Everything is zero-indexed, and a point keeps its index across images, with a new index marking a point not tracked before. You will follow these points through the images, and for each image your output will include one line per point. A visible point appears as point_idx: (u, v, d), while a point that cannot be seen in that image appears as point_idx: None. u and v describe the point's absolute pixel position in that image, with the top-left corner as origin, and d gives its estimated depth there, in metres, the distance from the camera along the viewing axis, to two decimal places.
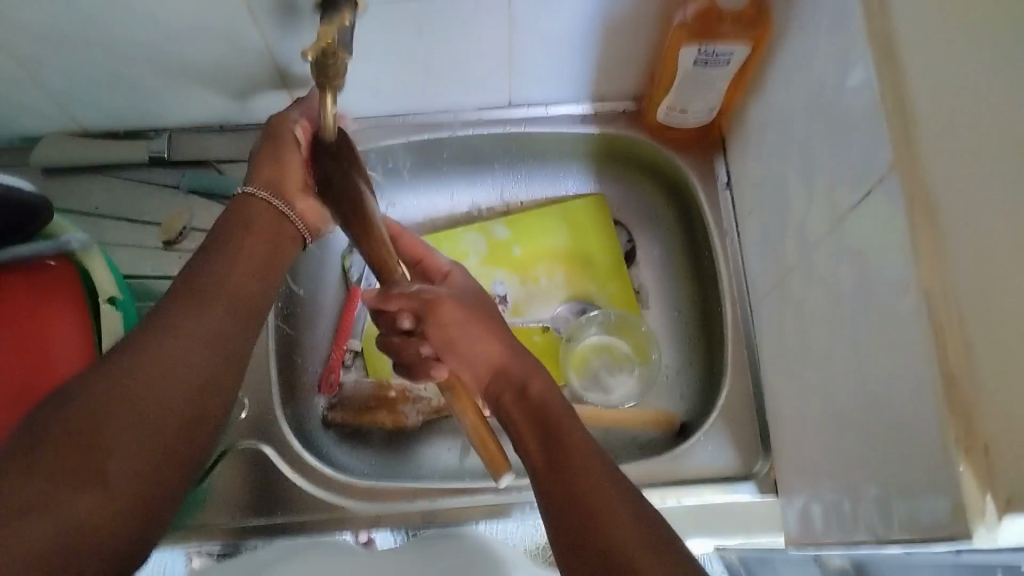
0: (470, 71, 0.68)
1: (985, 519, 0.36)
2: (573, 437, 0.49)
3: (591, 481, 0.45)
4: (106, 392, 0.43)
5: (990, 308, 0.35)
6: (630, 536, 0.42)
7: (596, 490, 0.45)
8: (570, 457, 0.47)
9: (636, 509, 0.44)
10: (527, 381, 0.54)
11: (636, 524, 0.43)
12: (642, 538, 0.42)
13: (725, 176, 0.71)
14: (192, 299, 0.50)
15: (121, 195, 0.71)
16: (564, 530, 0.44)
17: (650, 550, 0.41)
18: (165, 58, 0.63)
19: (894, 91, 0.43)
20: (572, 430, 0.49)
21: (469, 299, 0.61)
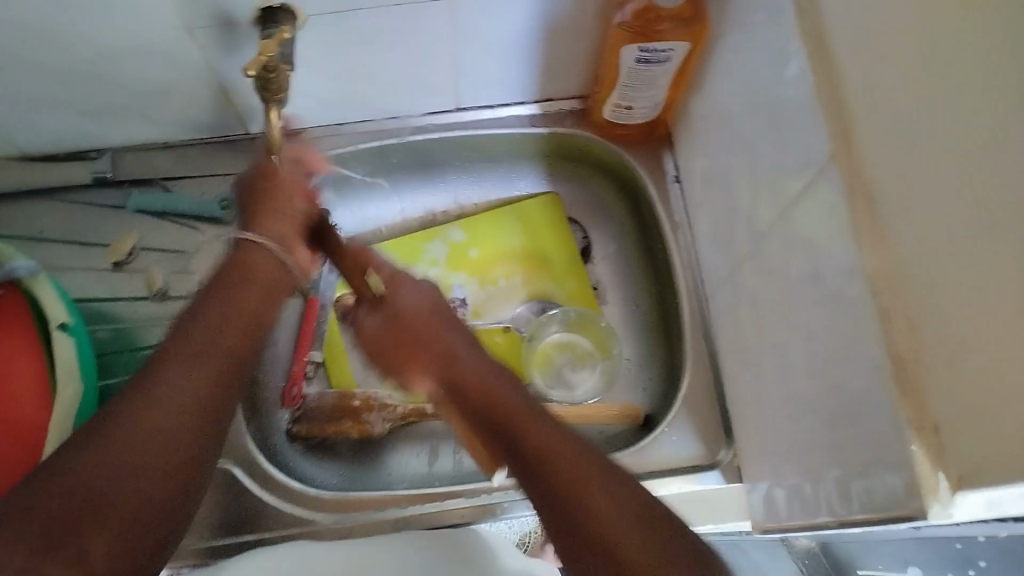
0: (415, 77, 0.67)
1: (939, 496, 0.37)
2: (521, 417, 0.48)
3: (557, 448, 0.44)
4: (105, 441, 0.38)
5: (934, 292, 0.36)
6: (618, 502, 0.41)
7: (557, 460, 0.43)
8: (524, 426, 0.47)
9: (606, 469, 0.43)
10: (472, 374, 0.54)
11: (610, 488, 0.42)
12: (619, 494, 0.41)
13: (674, 170, 0.72)
14: (191, 327, 0.45)
15: (65, 219, 0.70)
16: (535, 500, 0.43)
17: (635, 515, 0.40)
18: (104, 78, 0.62)
19: (827, 84, 0.44)
20: (516, 409, 0.49)
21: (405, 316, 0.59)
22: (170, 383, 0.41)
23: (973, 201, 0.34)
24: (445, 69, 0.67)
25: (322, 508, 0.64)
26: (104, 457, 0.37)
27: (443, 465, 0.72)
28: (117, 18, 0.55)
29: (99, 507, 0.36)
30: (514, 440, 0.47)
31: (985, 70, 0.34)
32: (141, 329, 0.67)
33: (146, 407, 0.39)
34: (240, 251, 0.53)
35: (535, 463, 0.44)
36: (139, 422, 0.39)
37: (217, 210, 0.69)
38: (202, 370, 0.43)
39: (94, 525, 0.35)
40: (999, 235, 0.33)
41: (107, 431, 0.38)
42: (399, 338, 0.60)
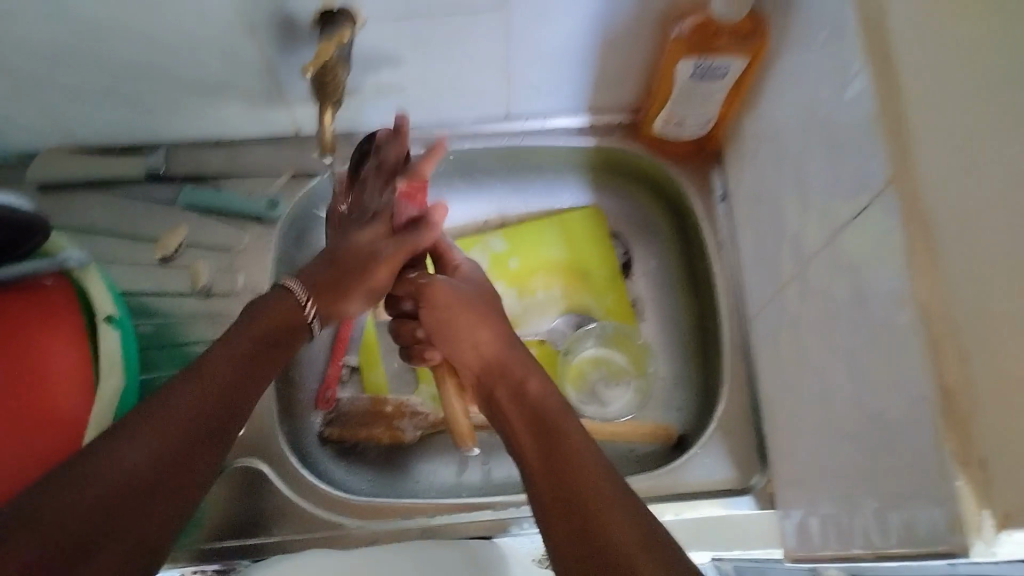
0: (467, 84, 0.68)
1: (982, 533, 0.36)
2: (571, 441, 0.49)
3: (586, 474, 0.46)
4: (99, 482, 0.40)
5: (986, 320, 0.36)
6: (623, 532, 0.42)
7: (588, 483, 0.45)
8: (569, 461, 0.47)
9: (630, 509, 0.43)
10: (525, 380, 0.56)
11: (632, 530, 0.42)
12: (635, 530, 0.42)
13: (721, 189, 0.71)
14: (188, 383, 0.47)
15: (117, 211, 0.71)
16: (561, 528, 0.44)
17: (646, 548, 0.41)
18: (166, 73, 0.63)
19: (888, 104, 0.43)
20: (572, 434, 0.50)
21: (466, 288, 0.64)
22: (147, 434, 0.43)
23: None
24: (496, 76, 0.67)
25: (347, 509, 0.64)
26: (118, 475, 0.41)
27: (472, 476, 0.72)
28: (179, 13, 0.56)
29: (82, 545, 0.39)
30: (557, 472, 0.47)
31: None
32: (183, 324, 0.68)
33: (165, 426, 0.44)
34: (275, 295, 0.57)
35: (578, 494, 0.45)
36: (162, 446, 0.43)
37: (264, 210, 0.70)
38: (174, 432, 0.44)
39: (105, 541, 0.40)
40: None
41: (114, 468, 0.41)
42: (439, 315, 0.62)
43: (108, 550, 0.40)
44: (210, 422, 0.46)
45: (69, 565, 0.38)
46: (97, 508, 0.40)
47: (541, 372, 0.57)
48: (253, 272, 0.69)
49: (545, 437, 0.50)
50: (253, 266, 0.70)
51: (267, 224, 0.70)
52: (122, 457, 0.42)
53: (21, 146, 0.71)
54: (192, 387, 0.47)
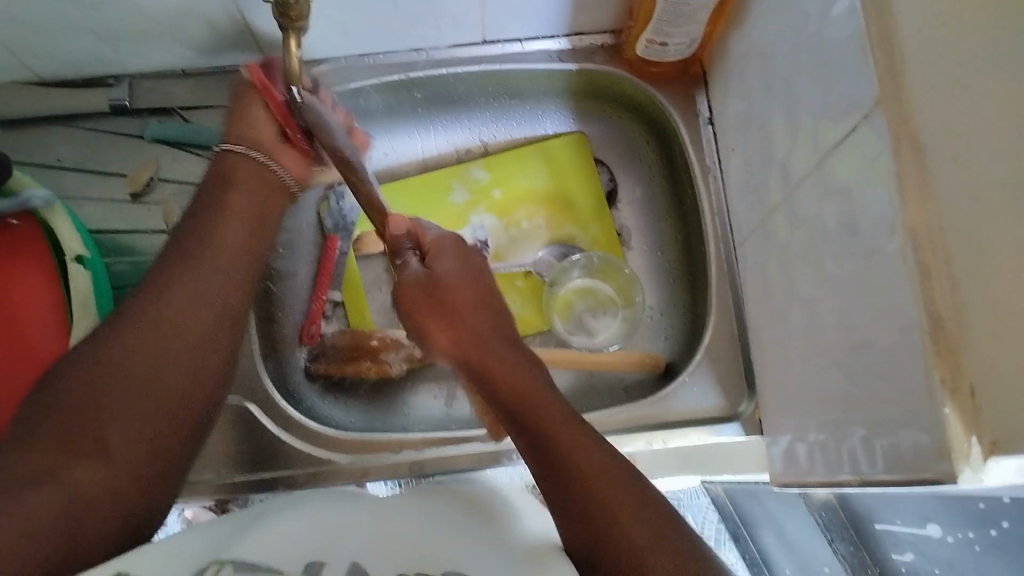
0: (440, 6, 0.65)
1: (970, 461, 0.35)
2: (553, 420, 0.46)
3: (561, 433, 0.45)
4: (168, 303, 0.47)
5: (977, 247, 0.34)
6: (610, 488, 0.42)
7: (563, 442, 0.44)
8: (548, 428, 0.46)
9: (624, 479, 0.43)
10: (482, 333, 0.52)
11: (626, 492, 0.42)
12: (620, 486, 0.42)
13: (708, 112, 0.69)
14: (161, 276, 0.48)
15: (83, 147, 0.69)
16: (555, 505, 0.43)
17: (622, 488, 0.42)
18: (122, 1, 0.60)
19: (877, 20, 0.41)
20: (554, 416, 0.46)
21: (442, 274, 0.54)
22: (170, 289, 0.48)
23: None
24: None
25: (336, 445, 0.64)
26: (123, 350, 0.44)
27: (460, 408, 0.72)
28: None
29: (102, 408, 0.42)
30: (541, 446, 0.45)
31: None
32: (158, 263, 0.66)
33: (165, 297, 0.47)
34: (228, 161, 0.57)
35: (560, 461, 0.44)
36: (162, 314, 0.47)
37: None
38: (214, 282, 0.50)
39: (77, 456, 0.40)
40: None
41: (137, 321, 0.46)
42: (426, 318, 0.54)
43: (128, 414, 0.42)
44: (202, 312, 0.48)
45: (42, 479, 0.38)
46: (128, 368, 0.44)
47: (518, 358, 0.50)
48: None
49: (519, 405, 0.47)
50: None
51: None
52: (97, 358, 0.43)
53: None
54: (161, 286, 0.48)
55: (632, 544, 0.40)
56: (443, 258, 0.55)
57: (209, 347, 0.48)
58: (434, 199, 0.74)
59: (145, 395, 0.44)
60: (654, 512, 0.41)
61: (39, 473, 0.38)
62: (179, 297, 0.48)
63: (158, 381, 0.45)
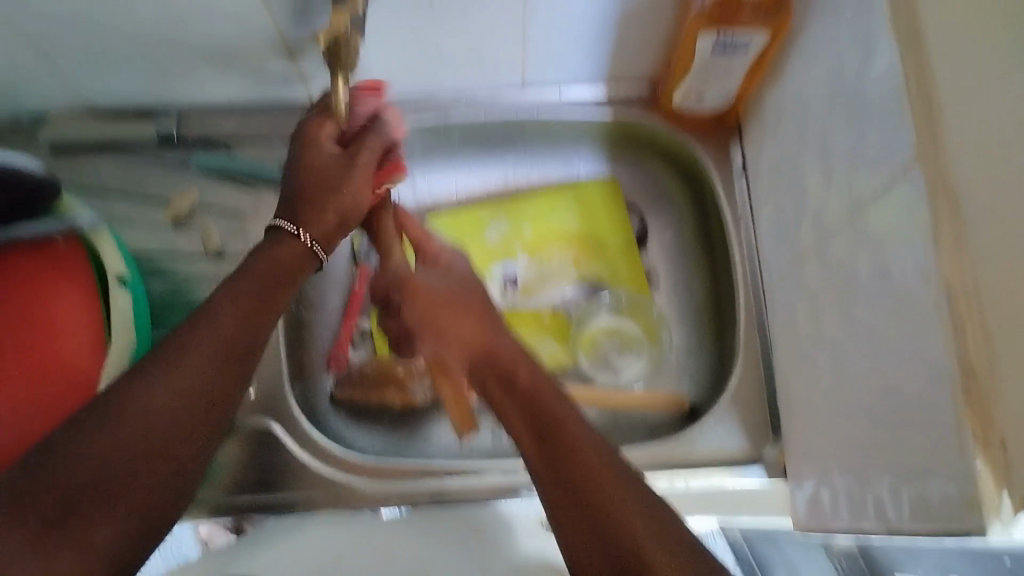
0: (484, 51, 0.66)
1: (999, 514, 0.36)
2: (588, 460, 0.46)
3: (601, 479, 0.45)
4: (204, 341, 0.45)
5: (1012, 304, 0.35)
6: (646, 540, 0.42)
7: (603, 489, 0.45)
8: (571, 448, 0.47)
9: (652, 518, 0.43)
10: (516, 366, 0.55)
11: (651, 532, 0.43)
12: (651, 534, 0.42)
13: (740, 161, 0.71)
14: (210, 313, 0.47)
15: (130, 173, 0.71)
16: (574, 532, 0.44)
17: (652, 533, 0.42)
18: (178, 37, 0.62)
19: (917, 81, 0.42)
20: (588, 455, 0.47)
21: (434, 280, 0.68)
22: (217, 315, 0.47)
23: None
24: (515, 45, 0.66)
25: (357, 470, 0.65)
26: (124, 432, 0.41)
27: (482, 439, 0.72)
28: None
29: (105, 493, 0.39)
30: (569, 479, 0.46)
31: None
32: (195, 286, 0.68)
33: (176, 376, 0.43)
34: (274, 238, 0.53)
35: (591, 498, 0.44)
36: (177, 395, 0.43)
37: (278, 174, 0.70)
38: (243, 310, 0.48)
39: (98, 510, 0.39)
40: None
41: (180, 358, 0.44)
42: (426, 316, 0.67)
43: (157, 471, 0.41)
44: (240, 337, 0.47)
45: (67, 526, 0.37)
46: (137, 443, 0.41)
47: (524, 356, 0.58)
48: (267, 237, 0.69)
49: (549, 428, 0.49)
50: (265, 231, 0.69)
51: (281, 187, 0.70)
52: (98, 437, 0.40)
53: (33, 108, 0.71)
54: (194, 334, 0.45)
55: None
56: (454, 264, 0.70)
57: (202, 426, 0.43)
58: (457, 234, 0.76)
59: (140, 479, 0.40)
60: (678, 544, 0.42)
61: (59, 527, 0.37)
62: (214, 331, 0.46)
63: (153, 466, 0.41)
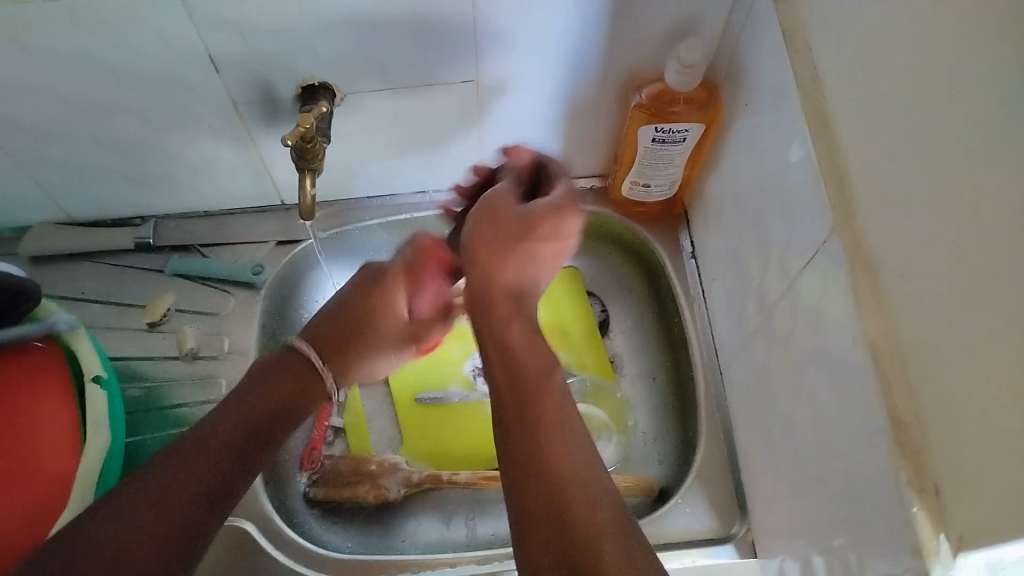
0: (444, 152, 0.71)
1: (939, 557, 0.37)
2: (563, 477, 0.48)
3: (583, 510, 0.46)
4: (192, 446, 0.52)
5: (934, 354, 0.38)
6: (608, 560, 0.43)
7: (583, 515, 0.46)
8: (556, 448, 0.50)
9: (616, 522, 0.46)
10: (506, 326, 0.58)
11: (626, 559, 0.43)
12: (614, 543, 0.44)
13: (690, 248, 0.75)
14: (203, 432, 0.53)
15: (106, 280, 0.73)
16: (544, 534, 0.46)
17: (614, 545, 0.44)
18: (154, 146, 0.66)
19: (829, 160, 0.47)
20: (557, 452, 0.49)
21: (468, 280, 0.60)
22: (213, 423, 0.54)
23: (982, 257, 0.35)
24: (473, 146, 0.71)
25: (325, 565, 0.65)
26: (110, 529, 0.46)
27: (457, 532, 0.72)
28: (167, 88, 0.59)
29: None
30: (537, 483, 0.48)
31: (979, 125, 0.35)
32: (168, 386, 0.70)
33: (147, 490, 0.48)
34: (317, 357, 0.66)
35: (569, 512, 0.46)
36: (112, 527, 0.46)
37: (250, 275, 0.72)
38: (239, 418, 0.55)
39: None
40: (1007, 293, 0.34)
41: (206, 440, 0.52)
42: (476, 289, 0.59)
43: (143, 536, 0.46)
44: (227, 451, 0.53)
45: None
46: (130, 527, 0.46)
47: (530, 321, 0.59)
48: (241, 335, 0.71)
49: (532, 427, 0.51)
50: (239, 330, 0.72)
51: (253, 289, 0.73)
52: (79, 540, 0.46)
53: (14, 222, 0.74)
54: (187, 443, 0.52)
55: None
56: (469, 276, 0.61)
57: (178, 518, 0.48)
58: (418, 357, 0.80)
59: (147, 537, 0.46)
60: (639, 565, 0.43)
61: None
62: (203, 439, 0.52)
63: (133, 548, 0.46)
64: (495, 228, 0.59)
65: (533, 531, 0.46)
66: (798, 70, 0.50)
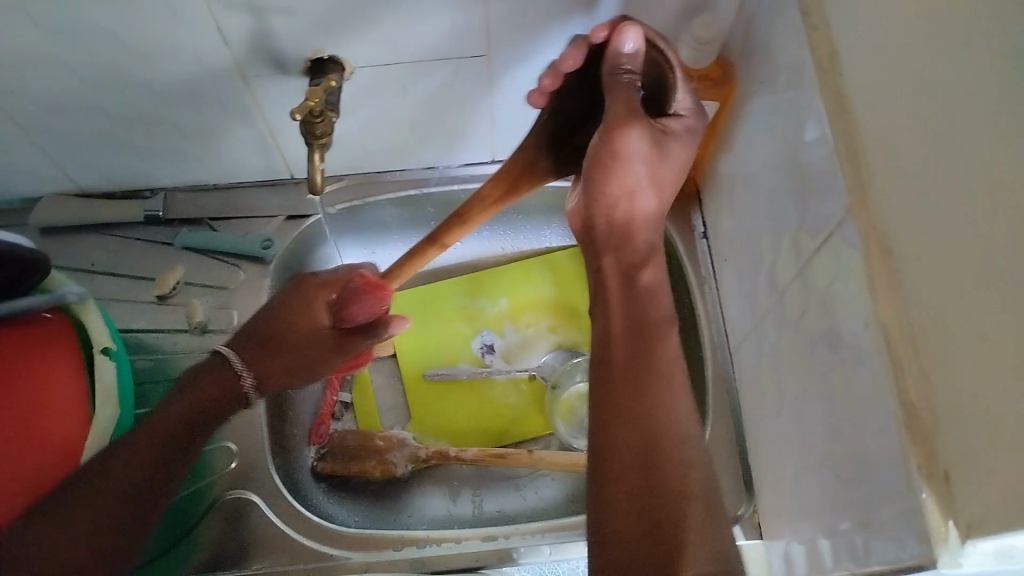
0: (454, 127, 0.70)
1: (947, 545, 0.37)
2: (670, 443, 0.48)
3: (676, 474, 0.46)
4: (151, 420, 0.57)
5: (948, 341, 0.37)
6: (687, 515, 0.45)
7: (675, 480, 0.46)
8: (655, 389, 0.49)
9: (706, 508, 0.46)
10: (641, 266, 0.53)
11: (699, 505, 0.46)
12: (699, 501, 0.46)
13: (702, 227, 0.74)
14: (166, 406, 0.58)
15: (116, 252, 0.73)
16: (626, 486, 0.47)
17: (699, 504, 0.46)
18: (162, 119, 0.65)
19: (846, 140, 0.46)
20: (670, 434, 0.48)
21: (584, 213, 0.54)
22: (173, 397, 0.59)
23: (1001, 242, 0.34)
24: (483, 121, 0.70)
25: (331, 538, 0.65)
26: (94, 481, 0.53)
27: (463, 508, 0.73)
28: (174, 61, 0.59)
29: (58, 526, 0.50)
30: (642, 441, 0.47)
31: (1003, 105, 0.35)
32: (177, 360, 0.70)
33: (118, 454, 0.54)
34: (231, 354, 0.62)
35: (660, 462, 0.47)
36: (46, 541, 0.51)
37: (259, 250, 0.72)
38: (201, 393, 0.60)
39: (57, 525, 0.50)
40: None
41: (162, 413, 0.58)
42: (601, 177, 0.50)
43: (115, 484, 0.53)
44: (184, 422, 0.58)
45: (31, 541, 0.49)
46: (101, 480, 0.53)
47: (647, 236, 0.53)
48: (250, 309, 0.71)
49: (637, 373, 0.50)
50: (248, 304, 0.71)
51: (263, 263, 0.72)
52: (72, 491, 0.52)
53: (24, 193, 0.74)
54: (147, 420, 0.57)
55: (679, 548, 0.44)
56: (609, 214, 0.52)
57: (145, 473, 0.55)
58: (427, 330, 0.80)
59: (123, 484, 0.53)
60: (716, 536, 0.45)
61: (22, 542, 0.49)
62: (163, 413, 0.57)
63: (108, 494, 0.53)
64: (602, 162, 0.49)
65: (625, 482, 0.47)
66: (816, 46, 0.49)
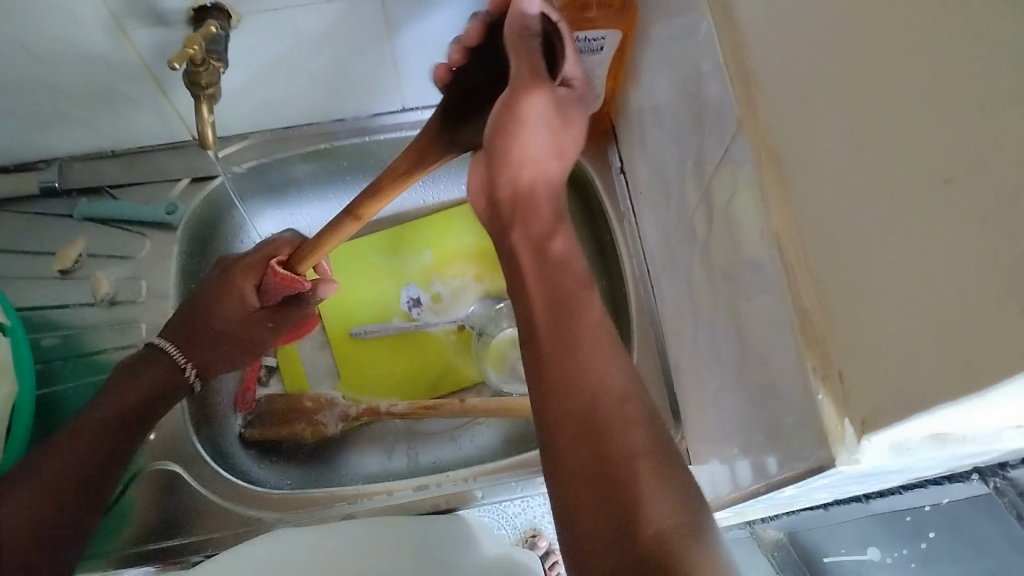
0: (358, 75, 0.68)
1: (845, 443, 0.37)
2: (612, 414, 0.44)
3: (620, 438, 0.43)
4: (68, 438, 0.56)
5: (836, 241, 0.37)
6: (641, 477, 0.42)
7: (620, 445, 0.43)
8: (585, 355, 0.47)
9: (658, 464, 0.43)
10: (550, 237, 0.53)
11: (649, 464, 0.43)
12: (648, 462, 0.43)
13: (618, 163, 0.74)
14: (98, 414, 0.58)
15: (12, 228, 0.70)
16: (578, 464, 0.44)
17: (652, 465, 0.43)
18: (47, 85, 0.62)
19: (734, 53, 0.45)
20: (608, 395, 0.45)
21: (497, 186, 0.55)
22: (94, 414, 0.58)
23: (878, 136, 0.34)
24: (387, 67, 0.68)
25: (259, 504, 0.64)
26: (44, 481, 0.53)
27: (398, 462, 0.72)
28: (48, 22, 0.56)
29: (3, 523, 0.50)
30: (585, 416, 0.45)
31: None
32: (85, 334, 0.68)
33: (45, 463, 0.54)
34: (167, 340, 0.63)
35: (604, 433, 0.44)
36: None
37: (165, 216, 0.70)
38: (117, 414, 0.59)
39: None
40: (897, 161, 0.33)
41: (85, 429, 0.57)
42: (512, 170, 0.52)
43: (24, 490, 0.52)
44: (95, 444, 0.57)
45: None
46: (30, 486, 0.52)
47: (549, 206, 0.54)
48: (161, 277, 0.69)
49: (558, 340, 0.48)
50: (158, 273, 0.70)
51: (169, 229, 0.70)
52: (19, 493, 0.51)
53: None
54: (90, 432, 0.57)
55: (646, 524, 0.40)
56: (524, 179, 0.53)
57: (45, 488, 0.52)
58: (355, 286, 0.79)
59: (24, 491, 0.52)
60: (677, 488, 0.42)
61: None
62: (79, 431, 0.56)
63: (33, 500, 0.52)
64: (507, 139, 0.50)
65: (577, 461, 0.44)
66: None
